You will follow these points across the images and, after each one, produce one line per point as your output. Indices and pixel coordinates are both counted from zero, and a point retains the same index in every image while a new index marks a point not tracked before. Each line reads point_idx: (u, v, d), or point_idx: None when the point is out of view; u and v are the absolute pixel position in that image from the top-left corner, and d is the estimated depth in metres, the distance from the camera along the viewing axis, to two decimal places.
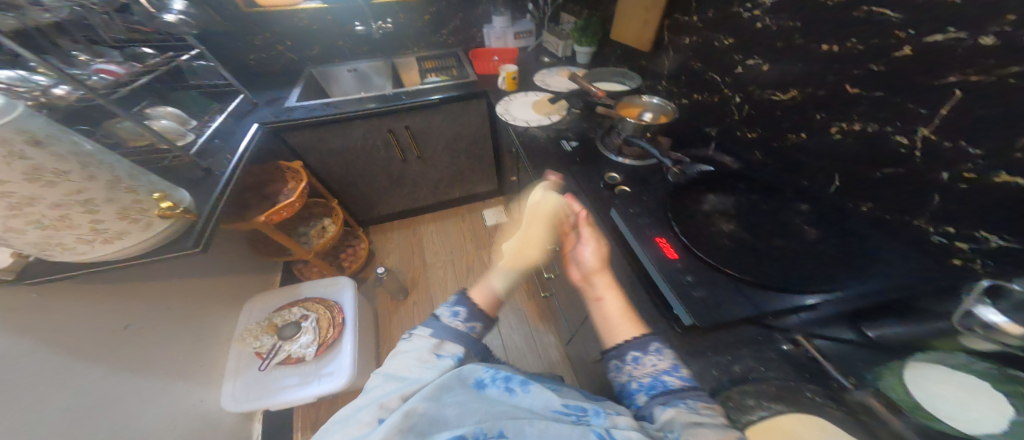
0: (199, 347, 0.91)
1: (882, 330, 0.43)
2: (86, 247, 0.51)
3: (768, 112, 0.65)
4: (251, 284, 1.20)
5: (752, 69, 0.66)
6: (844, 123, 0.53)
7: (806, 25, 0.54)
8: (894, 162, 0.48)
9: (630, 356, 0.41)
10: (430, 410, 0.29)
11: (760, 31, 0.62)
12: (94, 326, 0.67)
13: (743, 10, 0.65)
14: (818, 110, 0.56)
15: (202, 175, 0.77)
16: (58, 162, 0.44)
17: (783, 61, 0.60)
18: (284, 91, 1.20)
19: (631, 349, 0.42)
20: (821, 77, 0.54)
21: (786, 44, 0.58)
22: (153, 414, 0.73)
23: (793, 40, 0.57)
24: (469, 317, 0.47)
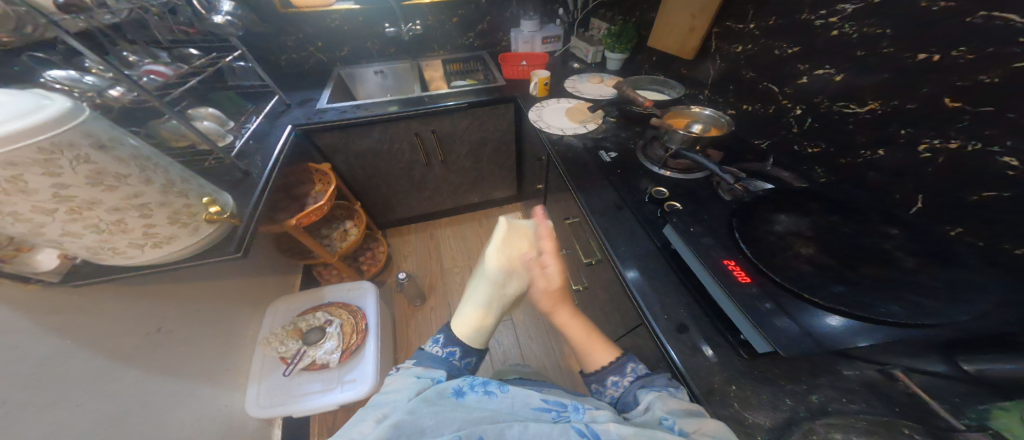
0: (227, 350, 0.90)
1: (984, 365, 0.38)
2: (136, 251, 0.51)
3: (839, 126, 0.63)
4: (276, 284, 1.20)
5: (821, 78, 0.64)
6: (935, 140, 0.50)
7: (903, 30, 0.52)
8: (990, 181, 0.45)
9: (608, 381, 0.51)
10: (413, 422, 0.35)
11: (837, 41, 0.61)
12: (133, 327, 0.67)
13: (814, 18, 0.64)
14: (902, 125, 0.54)
15: (241, 177, 0.77)
16: (120, 165, 0.45)
17: (860, 72, 0.58)
18: (315, 92, 1.21)
19: (609, 374, 0.52)
20: (908, 92, 0.52)
21: (865, 56, 0.57)
22: (184, 418, 0.73)
23: (878, 50, 0.55)
24: (447, 342, 0.54)
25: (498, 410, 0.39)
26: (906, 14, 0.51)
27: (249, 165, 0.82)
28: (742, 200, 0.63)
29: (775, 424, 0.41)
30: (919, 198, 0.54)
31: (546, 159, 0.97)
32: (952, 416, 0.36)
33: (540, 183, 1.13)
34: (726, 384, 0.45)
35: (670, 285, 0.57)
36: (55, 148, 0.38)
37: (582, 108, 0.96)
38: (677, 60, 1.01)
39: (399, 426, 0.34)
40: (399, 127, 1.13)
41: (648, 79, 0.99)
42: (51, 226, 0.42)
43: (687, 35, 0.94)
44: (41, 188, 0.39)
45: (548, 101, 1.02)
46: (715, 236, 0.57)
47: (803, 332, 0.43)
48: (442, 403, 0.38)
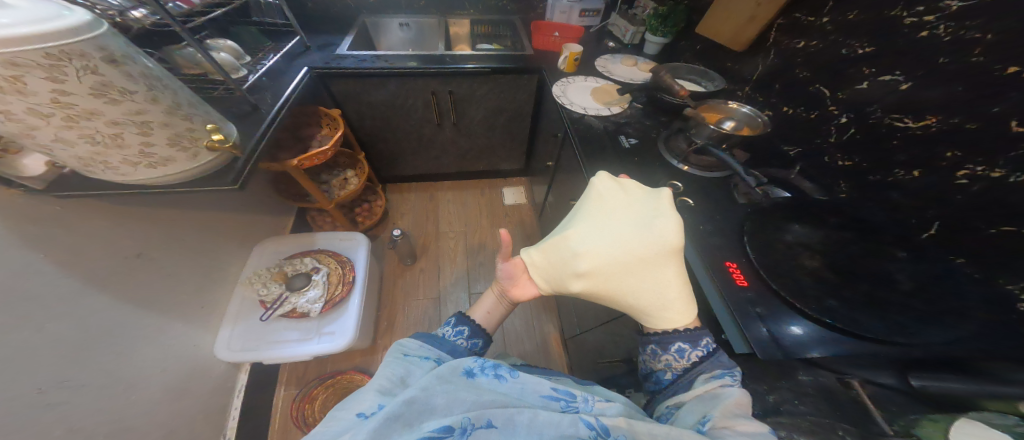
0: (206, 284, 0.88)
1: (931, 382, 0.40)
2: (129, 169, 0.48)
3: (886, 135, 0.59)
4: (269, 225, 1.18)
5: (887, 85, 0.58)
6: (979, 167, 0.48)
7: (1002, 39, 0.44)
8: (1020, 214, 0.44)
9: (673, 346, 0.45)
10: (425, 399, 0.34)
11: (924, 44, 0.53)
12: (111, 250, 0.65)
13: (907, 14, 0.55)
14: (950, 147, 0.50)
15: (250, 110, 0.73)
16: (128, 81, 0.42)
17: (931, 84, 0.52)
18: (336, 37, 1.15)
19: (677, 340, 0.45)
20: (965, 111, 0.48)
21: (928, 69, 0.52)
22: (146, 351, 0.71)
23: (938, 66, 0.51)
24: (457, 322, 0.53)
25: (508, 395, 0.38)
26: (1014, 20, 0.43)
27: (259, 100, 0.78)
28: (759, 205, 0.62)
29: None
30: (935, 226, 0.53)
31: (562, 136, 0.95)
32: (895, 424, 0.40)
33: (551, 161, 1.11)
34: None
35: None
36: (63, 56, 0.36)
37: (610, 90, 0.92)
38: (723, 52, 0.96)
39: (411, 402, 0.33)
40: (417, 83, 1.09)
41: (686, 67, 0.95)
42: (43, 130, 0.39)
43: (745, 25, 0.87)
44: (40, 92, 0.36)
45: (575, 78, 0.98)
46: (724, 238, 0.59)
47: (771, 339, 0.46)
48: (453, 383, 0.37)
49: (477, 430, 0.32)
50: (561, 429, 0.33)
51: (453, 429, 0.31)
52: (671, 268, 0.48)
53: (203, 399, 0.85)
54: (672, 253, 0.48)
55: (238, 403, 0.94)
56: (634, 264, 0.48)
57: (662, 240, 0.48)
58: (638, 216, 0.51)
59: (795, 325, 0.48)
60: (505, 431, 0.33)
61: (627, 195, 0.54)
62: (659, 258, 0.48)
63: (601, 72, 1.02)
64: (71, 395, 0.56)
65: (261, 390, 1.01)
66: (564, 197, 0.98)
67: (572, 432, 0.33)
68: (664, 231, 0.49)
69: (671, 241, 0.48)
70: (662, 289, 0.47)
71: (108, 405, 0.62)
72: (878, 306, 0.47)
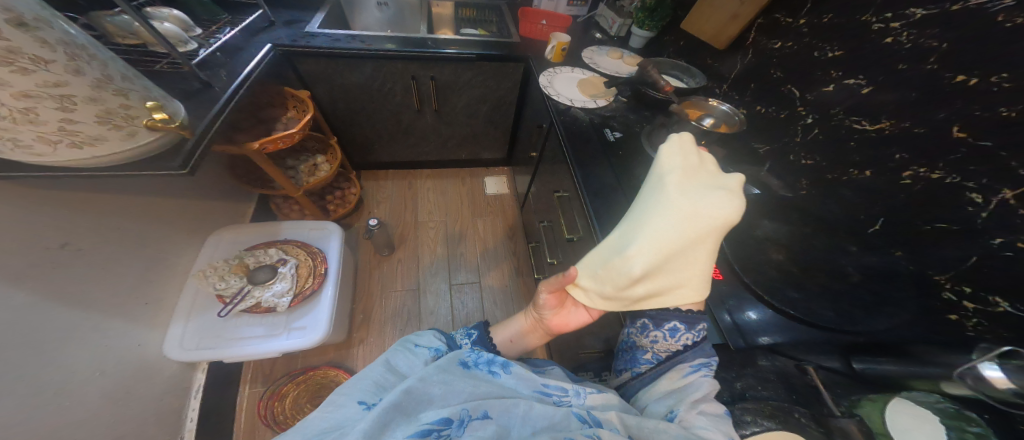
0: (149, 278, 0.80)
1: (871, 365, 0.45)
2: (46, 148, 0.41)
3: (846, 137, 0.63)
4: (225, 213, 1.08)
5: (850, 88, 0.62)
6: (921, 168, 0.52)
7: (954, 48, 0.49)
8: (951, 210, 0.48)
9: (667, 324, 0.45)
10: (423, 389, 0.34)
11: (888, 50, 0.57)
12: (28, 241, 0.56)
13: (875, 19, 0.59)
14: (900, 150, 0.55)
15: (201, 87, 0.65)
16: (42, 49, 0.36)
17: (889, 88, 0.56)
18: (305, 11, 1.06)
19: (674, 318, 0.45)
20: (916, 115, 0.53)
21: (887, 77, 0.57)
22: (78, 355, 0.63)
23: (895, 76, 0.55)
24: (479, 340, 0.49)
25: (503, 387, 0.38)
26: (968, 33, 0.47)
27: (212, 77, 0.69)
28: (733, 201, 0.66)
29: None
30: (879, 222, 0.57)
31: (546, 127, 0.94)
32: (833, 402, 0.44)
33: (535, 151, 1.10)
34: None
35: None
36: None
37: (597, 82, 0.93)
38: (705, 49, 0.99)
39: (409, 392, 0.33)
40: (396, 66, 1.02)
41: (670, 63, 0.97)
42: None
43: (726, 25, 0.90)
44: None
45: (562, 68, 0.97)
46: None
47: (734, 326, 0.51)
48: (451, 374, 0.37)
49: (474, 421, 0.33)
50: (554, 421, 0.34)
51: (451, 421, 0.32)
52: (711, 245, 0.44)
53: (154, 402, 0.79)
54: (721, 229, 0.43)
55: (197, 403, 0.88)
56: (682, 236, 0.43)
57: (716, 211, 0.43)
58: (697, 185, 0.46)
59: (753, 311, 0.52)
60: (502, 423, 0.33)
61: (693, 162, 0.49)
62: (708, 233, 0.43)
63: (587, 64, 1.02)
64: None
65: (223, 389, 0.94)
66: (548, 188, 0.98)
67: (564, 425, 0.34)
68: (724, 204, 0.44)
69: (727, 217, 0.44)
70: (689, 264, 0.44)
71: (38, 416, 0.55)
72: None
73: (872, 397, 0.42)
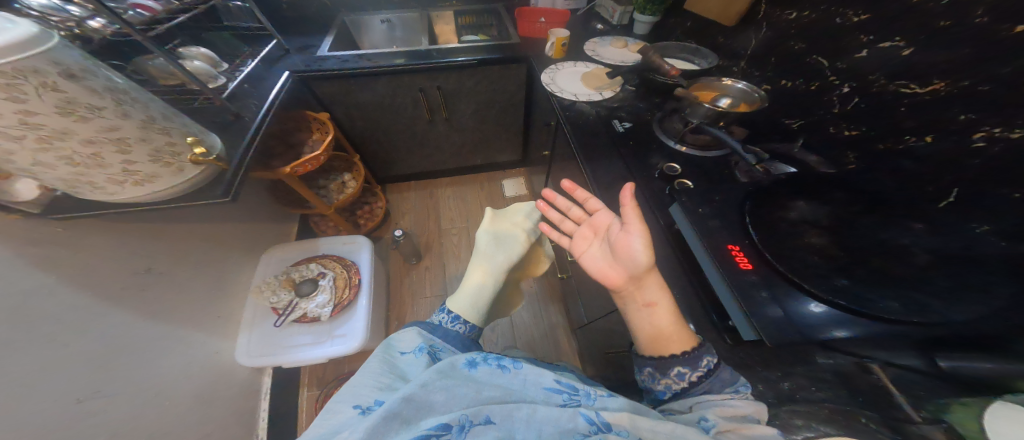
0: (220, 294, 0.90)
1: (959, 363, 0.39)
2: (116, 188, 0.48)
3: (893, 104, 0.56)
4: (272, 233, 1.18)
5: (887, 53, 0.56)
6: (995, 127, 0.44)
7: None
8: None
9: (672, 370, 0.45)
10: (424, 396, 0.36)
11: (918, 10, 0.52)
12: (121, 265, 0.65)
13: None
14: (963, 110, 0.47)
15: (233, 119, 0.72)
16: (93, 97, 0.41)
17: (933, 47, 0.50)
18: (318, 39, 1.14)
19: (676, 364, 0.45)
20: (974, 69, 0.46)
21: (943, 27, 0.49)
22: (170, 365, 0.73)
23: (952, 25, 0.48)
24: None
25: (508, 388, 0.40)
26: None
27: (241, 108, 0.77)
28: (761, 183, 0.60)
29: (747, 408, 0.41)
30: (952, 194, 0.49)
31: (555, 125, 0.92)
32: (912, 407, 0.38)
33: (547, 149, 1.09)
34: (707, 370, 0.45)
35: (668, 265, 0.54)
36: (18, 74, 0.34)
37: (600, 73, 0.89)
38: (714, 27, 0.93)
39: (409, 400, 0.36)
40: (404, 81, 1.07)
41: (677, 45, 0.92)
42: (19, 154, 0.38)
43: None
44: (4, 113, 0.35)
45: (564, 63, 0.95)
46: (723, 220, 0.55)
47: (788, 320, 0.43)
48: (453, 377, 0.39)
49: (475, 426, 0.34)
50: (560, 424, 0.35)
51: (451, 426, 0.33)
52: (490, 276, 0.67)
53: (231, 405, 0.87)
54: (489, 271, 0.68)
55: (265, 405, 0.97)
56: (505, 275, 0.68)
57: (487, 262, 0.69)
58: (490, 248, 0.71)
59: (815, 303, 0.45)
60: (504, 427, 0.34)
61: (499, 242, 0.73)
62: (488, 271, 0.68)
63: (590, 56, 0.99)
64: (106, 403, 0.58)
65: (284, 393, 1.04)
66: (563, 187, 0.96)
67: (571, 427, 0.35)
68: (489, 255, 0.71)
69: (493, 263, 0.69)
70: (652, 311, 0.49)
71: (146, 412, 0.65)
72: (887, 282, 0.45)
73: (969, 400, 0.37)
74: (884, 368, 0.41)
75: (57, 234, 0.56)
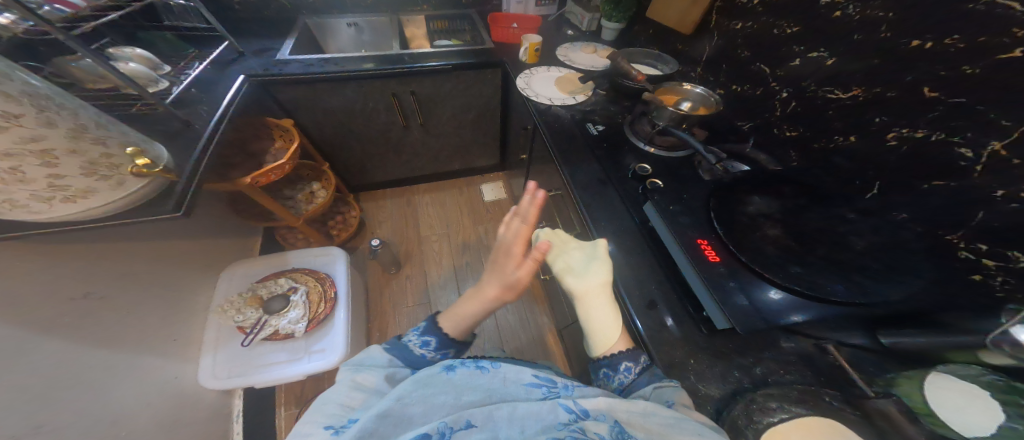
0: (174, 317, 0.82)
1: (898, 337, 0.44)
2: (42, 206, 0.43)
3: (823, 108, 0.61)
4: (233, 248, 1.10)
5: (814, 61, 0.61)
6: (904, 129, 0.50)
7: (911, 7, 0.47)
8: (940, 166, 0.46)
9: (621, 365, 0.47)
10: (401, 410, 0.35)
11: (837, 24, 0.57)
12: (55, 290, 0.58)
13: None
14: (879, 113, 0.53)
15: (181, 127, 0.67)
16: (8, 103, 0.36)
17: (850, 60, 0.56)
18: (279, 42, 1.08)
19: (624, 358, 0.47)
20: (886, 77, 0.51)
21: (861, 37, 0.54)
22: (123, 397, 0.66)
23: (868, 33, 0.53)
24: (440, 345, 0.50)
25: (488, 389, 0.39)
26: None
27: (191, 115, 0.71)
28: (723, 181, 0.63)
29: (726, 394, 0.43)
30: (877, 187, 0.55)
31: (532, 129, 0.93)
32: (866, 385, 0.42)
33: (525, 153, 1.10)
34: (684, 357, 0.46)
35: (644, 263, 0.57)
36: None
37: (574, 78, 0.91)
38: (672, 36, 0.98)
39: (385, 415, 0.34)
40: (374, 86, 1.04)
41: (643, 52, 0.96)
42: None
43: (689, 8, 0.89)
44: None
45: (538, 69, 0.97)
46: (693, 216, 0.58)
47: (754, 309, 0.46)
48: (431, 386, 0.38)
49: (457, 431, 0.33)
50: (541, 418, 0.35)
51: (431, 434, 0.32)
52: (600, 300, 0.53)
53: (202, 428, 0.83)
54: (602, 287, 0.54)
55: (240, 428, 0.93)
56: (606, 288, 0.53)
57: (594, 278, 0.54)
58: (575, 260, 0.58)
59: (774, 291, 0.48)
60: (486, 428, 0.33)
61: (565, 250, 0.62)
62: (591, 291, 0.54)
63: (563, 61, 1.01)
64: None
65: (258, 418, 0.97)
66: (541, 190, 0.97)
67: (552, 418, 0.34)
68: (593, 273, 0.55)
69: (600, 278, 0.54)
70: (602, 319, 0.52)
71: None
72: (836, 268, 0.49)
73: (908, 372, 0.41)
74: (839, 349, 0.45)
75: None
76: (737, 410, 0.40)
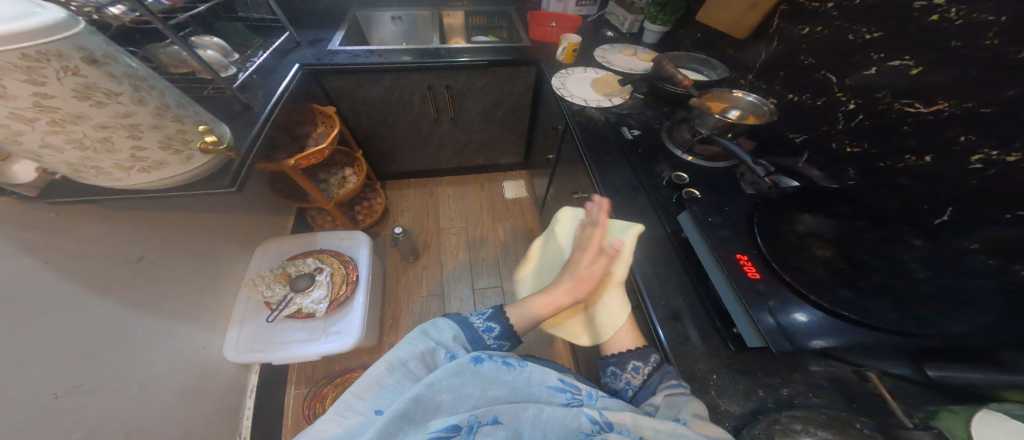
0: (211, 287, 0.88)
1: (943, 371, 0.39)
2: (122, 174, 0.46)
3: (896, 123, 0.58)
4: (269, 224, 1.17)
5: (897, 70, 0.58)
6: (994, 151, 0.47)
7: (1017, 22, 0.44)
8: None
9: (629, 365, 0.50)
10: (432, 396, 0.37)
11: (934, 28, 0.53)
12: (112, 253, 0.63)
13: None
14: (965, 131, 0.50)
15: (241, 108, 0.71)
16: (111, 82, 0.40)
17: (942, 69, 0.52)
18: (329, 32, 1.13)
19: (632, 359, 0.50)
20: (984, 93, 0.47)
21: (955, 46, 0.50)
22: (157, 354, 0.71)
23: (966, 44, 0.49)
24: (489, 315, 0.52)
25: (514, 386, 0.40)
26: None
27: (250, 98, 0.76)
28: (767, 195, 0.62)
29: (751, 411, 0.42)
30: (946, 213, 0.52)
31: (563, 129, 0.93)
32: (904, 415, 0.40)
33: (552, 153, 1.10)
34: (709, 371, 0.46)
35: (674, 274, 0.56)
36: (41, 57, 0.34)
37: (611, 80, 0.91)
38: (723, 40, 0.96)
39: (418, 400, 0.36)
40: (413, 79, 1.07)
41: (688, 56, 0.94)
42: (29, 135, 0.37)
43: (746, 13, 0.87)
44: (20, 95, 0.34)
45: (574, 69, 0.96)
46: (732, 230, 0.56)
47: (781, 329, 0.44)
48: (460, 375, 0.39)
49: (484, 426, 0.34)
50: (564, 424, 0.36)
51: (460, 427, 0.33)
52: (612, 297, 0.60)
53: (217, 400, 0.86)
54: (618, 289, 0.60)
55: (250, 403, 0.94)
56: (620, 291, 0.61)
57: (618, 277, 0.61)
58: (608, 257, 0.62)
59: (800, 313, 0.45)
60: (512, 426, 0.35)
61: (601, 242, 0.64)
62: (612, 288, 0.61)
63: (600, 63, 1.00)
64: (87, 401, 0.56)
65: (271, 389, 1.02)
66: (567, 190, 0.96)
67: (575, 427, 0.36)
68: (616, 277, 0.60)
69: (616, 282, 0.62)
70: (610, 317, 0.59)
71: (123, 409, 0.62)
72: (891, 295, 0.46)
73: (954, 408, 0.39)
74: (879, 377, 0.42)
75: (56, 218, 0.55)
76: (758, 429, 0.39)
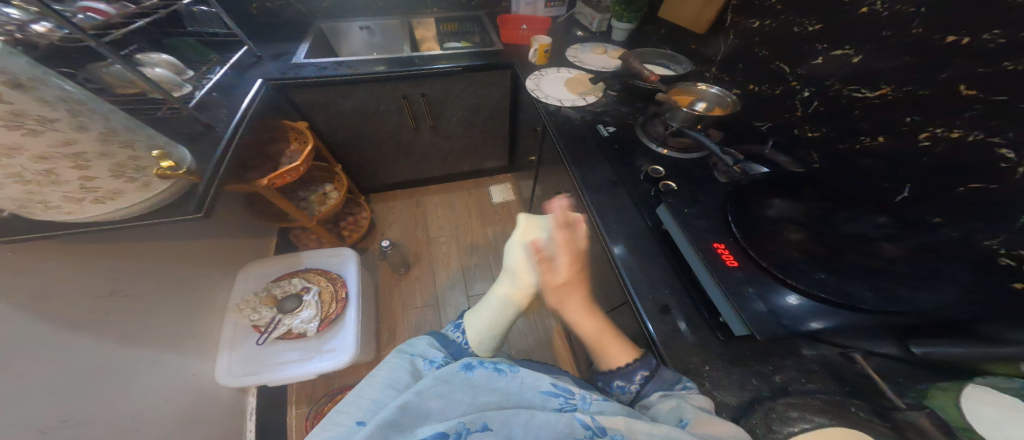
0: (195, 314, 0.85)
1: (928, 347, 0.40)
2: (74, 207, 0.45)
3: (848, 107, 0.60)
4: (250, 247, 1.14)
5: (840, 59, 0.59)
6: (938, 128, 0.48)
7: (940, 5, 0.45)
8: (976, 169, 0.44)
9: (614, 384, 0.48)
10: (420, 404, 0.37)
11: (868, 19, 0.54)
12: (79, 288, 0.60)
13: None
14: (911, 113, 0.51)
15: (203, 129, 0.69)
16: (45, 109, 0.38)
17: (883, 55, 0.53)
18: (296, 45, 1.11)
19: (615, 378, 0.48)
20: (923, 76, 0.48)
21: (888, 35, 0.52)
22: (144, 388, 0.68)
23: (897, 31, 0.50)
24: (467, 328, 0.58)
25: (505, 392, 0.40)
26: None
27: (213, 118, 0.74)
28: (741, 184, 0.62)
29: (745, 402, 0.41)
30: (907, 189, 0.54)
31: (541, 131, 0.93)
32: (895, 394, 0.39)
33: (534, 155, 1.10)
34: (698, 364, 0.45)
35: (659, 266, 0.55)
36: None
37: (584, 79, 0.91)
38: (686, 35, 0.97)
39: (406, 407, 0.36)
40: (386, 88, 1.06)
41: (657, 52, 0.95)
42: None
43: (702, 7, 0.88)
44: None
45: (547, 70, 0.96)
46: (710, 220, 0.57)
47: (771, 313, 0.45)
48: (450, 383, 0.40)
49: (473, 433, 0.33)
50: (555, 429, 0.34)
51: (448, 435, 0.33)
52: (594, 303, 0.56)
53: (216, 426, 0.84)
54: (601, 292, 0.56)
55: (253, 425, 0.94)
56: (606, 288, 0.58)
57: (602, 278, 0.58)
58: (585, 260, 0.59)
59: (793, 295, 0.47)
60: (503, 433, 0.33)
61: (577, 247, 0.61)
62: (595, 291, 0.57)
63: (573, 62, 1.00)
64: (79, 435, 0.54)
65: (273, 410, 0.99)
66: (551, 191, 0.96)
67: (568, 431, 0.34)
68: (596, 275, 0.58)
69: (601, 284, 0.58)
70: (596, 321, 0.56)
71: None
72: (865, 275, 0.47)
73: (943, 384, 0.39)
74: (868, 359, 0.41)
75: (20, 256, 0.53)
76: (756, 417, 0.39)
